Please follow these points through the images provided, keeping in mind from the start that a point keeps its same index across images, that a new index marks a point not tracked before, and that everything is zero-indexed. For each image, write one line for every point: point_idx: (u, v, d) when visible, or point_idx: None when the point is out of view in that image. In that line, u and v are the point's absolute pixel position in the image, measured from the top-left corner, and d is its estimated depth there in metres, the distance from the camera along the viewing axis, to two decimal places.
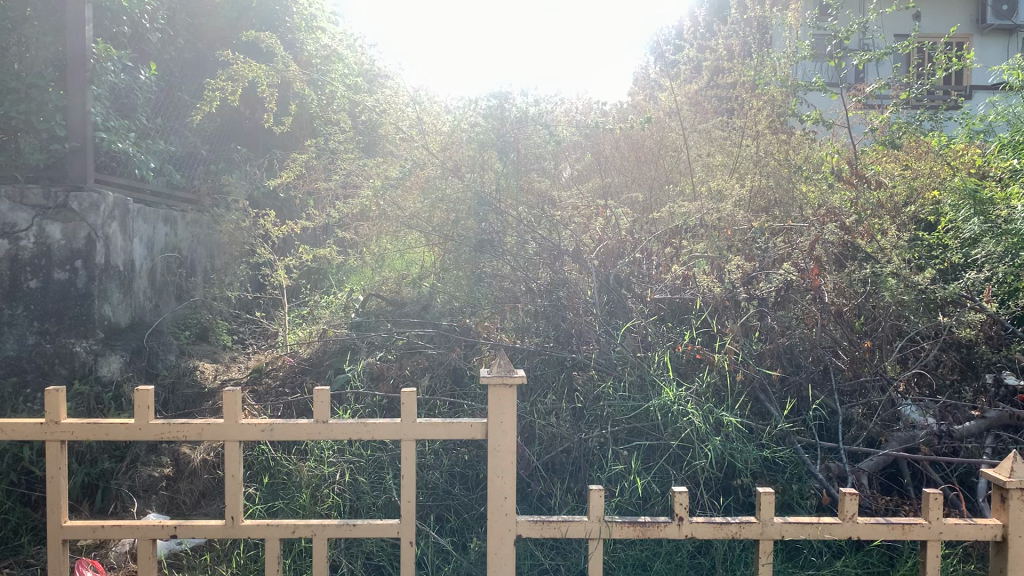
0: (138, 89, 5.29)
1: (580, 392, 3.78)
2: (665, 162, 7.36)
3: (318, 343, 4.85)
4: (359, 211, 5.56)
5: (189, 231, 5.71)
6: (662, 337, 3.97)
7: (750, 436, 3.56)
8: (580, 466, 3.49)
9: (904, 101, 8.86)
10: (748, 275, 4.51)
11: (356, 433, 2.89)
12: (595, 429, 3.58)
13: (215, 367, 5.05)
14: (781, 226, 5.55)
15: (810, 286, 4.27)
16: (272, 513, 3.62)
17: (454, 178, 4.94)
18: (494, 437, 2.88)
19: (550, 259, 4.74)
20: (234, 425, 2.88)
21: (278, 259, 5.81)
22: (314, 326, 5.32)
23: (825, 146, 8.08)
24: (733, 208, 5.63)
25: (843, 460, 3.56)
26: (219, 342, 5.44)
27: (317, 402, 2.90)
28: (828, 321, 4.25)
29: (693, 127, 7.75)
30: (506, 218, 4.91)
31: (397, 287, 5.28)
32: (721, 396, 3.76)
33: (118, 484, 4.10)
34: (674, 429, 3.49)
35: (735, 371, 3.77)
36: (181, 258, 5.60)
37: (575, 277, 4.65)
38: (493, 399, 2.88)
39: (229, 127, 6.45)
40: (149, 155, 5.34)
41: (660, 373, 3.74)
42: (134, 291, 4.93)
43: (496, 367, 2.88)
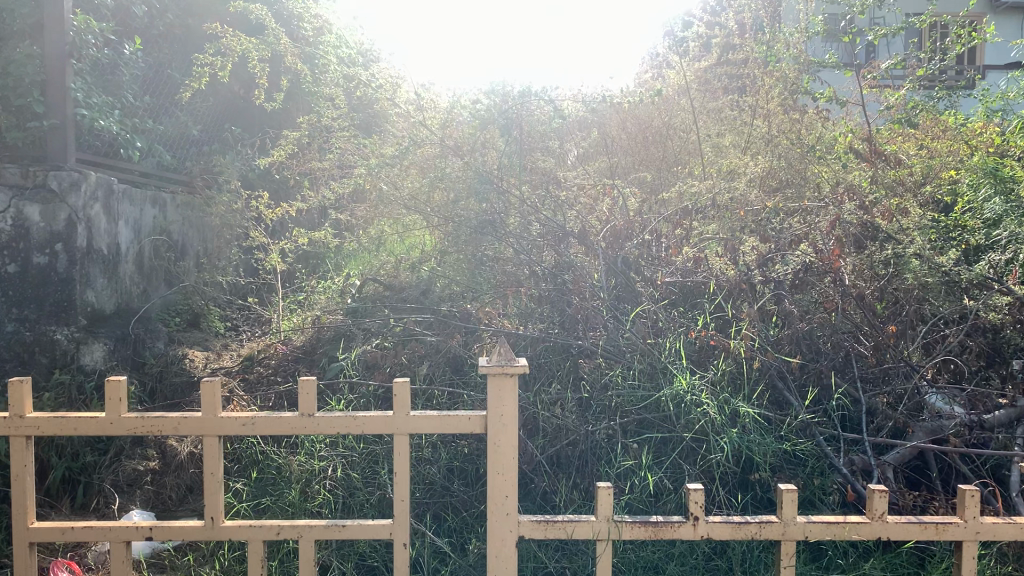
0: (123, 65, 5.06)
1: (587, 382, 3.56)
2: (673, 142, 7.12)
3: (311, 329, 4.63)
4: (355, 191, 5.33)
5: (178, 214, 5.49)
6: (673, 323, 3.74)
7: (768, 427, 3.33)
8: (587, 460, 3.28)
9: (921, 78, 8.56)
10: (763, 257, 4.29)
11: (345, 427, 2.69)
12: (603, 420, 3.36)
13: (205, 355, 4.84)
14: (796, 207, 5.30)
15: (830, 268, 4.03)
16: (260, 511, 3.41)
17: (454, 158, 4.73)
18: (494, 431, 2.67)
19: (555, 241, 4.51)
20: (213, 418, 2.67)
21: (272, 243, 5.58)
22: (308, 312, 5.09)
23: (840, 125, 7.80)
24: (746, 189, 5.38)
25: (867, 453, 3.34)
26: (211, 329, 5.23)
27: (301, 393, 2.68)
28: (850, 305, 4.01)
29: (703, 105, 7.48)
30: (509, 198, 4.67)
31: (395, 271, 5.05)
32: (737, 385, 3.53)
33: (102, 478, 3.90)
34: (687, 420, 3.26)
35: (752, 358, 3.54)
36: (171, 242, 5.38)
37: (581, 260, 4.42)
38: (492, 389, 2.66)
39: (222, 106, 6.22)
40: (134, 134, 5.12)
41: (671, 361, 3.52)
42: (120, 276, 4.72)
43: (496, 355, 2.68)
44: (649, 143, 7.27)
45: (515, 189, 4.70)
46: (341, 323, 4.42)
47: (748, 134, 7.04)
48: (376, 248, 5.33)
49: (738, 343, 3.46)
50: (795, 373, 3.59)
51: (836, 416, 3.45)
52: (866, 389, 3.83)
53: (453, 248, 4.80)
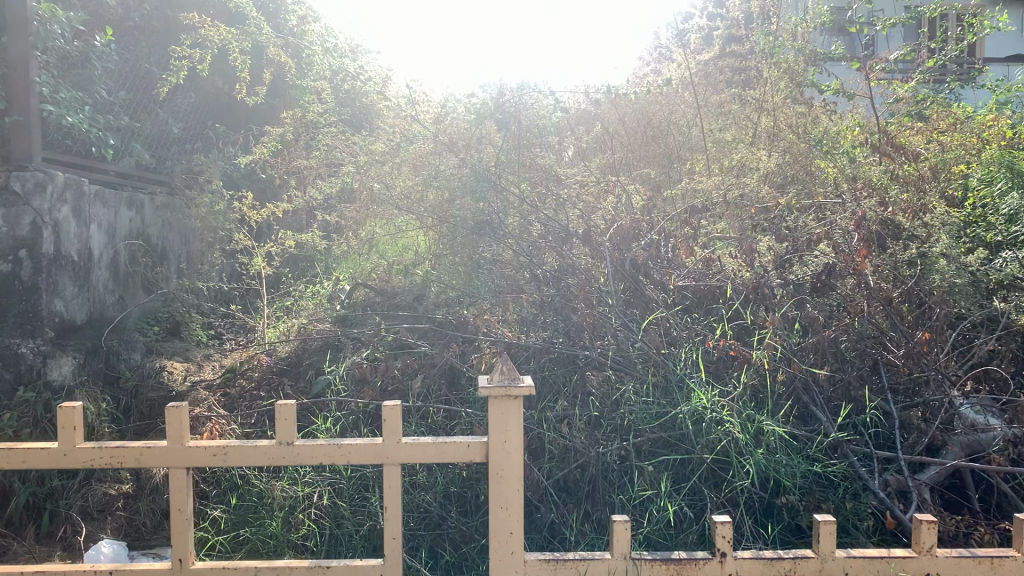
0: (94, 57, 4.75)
1: (596, 397, 3.27)
2: (677, 137, 6.84)
3: (297, 339, 4.33)
4: (344, 190, 5.02)
5: (157, 217, 5.18)
6: (688, 331, 3.45)
7: (796, 446, 3.05)
8: (597, 485, 2.99)
9: (931, 69, 8.26)
10: (781, 259, 3.99)
11: (329, 457, 2.39)
12: (614, 441, 3.07)
13: (186, 367, 4.54)
14: (810, 204, 5.02)
15: (855, 269, 3.75)
16: (240, 543, 3.12)
17: (449, 156, 4.45)
18: (496, 459, 2.37)
19: (558, 242, 4.21)
20: (179, 448, 2.37)
21: (257, 246, 5.29)
22: (294, 319, 4.80)
23: (847, 119, 7.52)
24: (757, 186, 5.10)
25: (904, 473, 3.05)
26: (193, 339, 4.93)
27: (279, 419, 2.39)
28: (876, 309, 3.73)
29: (706, 99, 7.20)
30: (507, 197, 4.38)
31: (386, 276, 4.75)
32: (760, 399, 3.25)
33: (69, 504, 3.58)
34: (708, 441, 2.98)
35: (775, 370, 3.25)
36: (150, 246, 5.08)
37: (586, 263, 4.13)
38: (494, 414, 2.36)
39: (204, 103, 5.92)
40: (107, 132, 4.82)
41: (688, 374, 3.23)
42: (92, 283, 4.41)
43: (497, 374, 2.38)
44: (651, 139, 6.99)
45: (514, 189, 4.41)
46: (329, 333, 4.12)
47: (755, 128, 6.75)
48: (366, 251, 5.03)
49: (760, 353, 3.17)
50: (821, 385, 3.31)
51: (867, 432, 3.17)
52: (896, 401, 3.54)
53: (448, 251, 4.51)
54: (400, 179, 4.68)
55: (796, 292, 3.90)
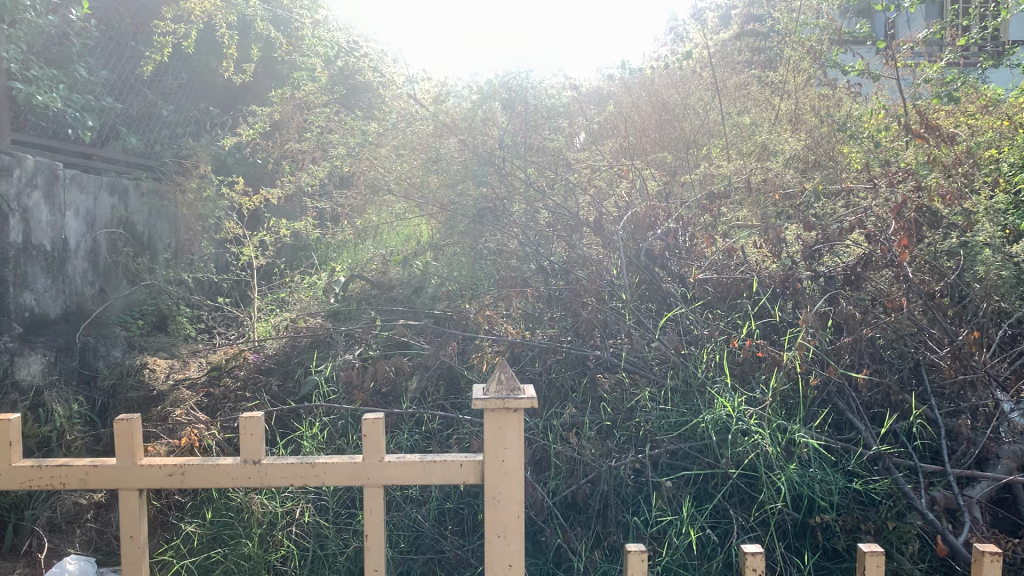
0: (72, 33, 4.47)
1: (608, 403, 2.96)
2: (694, 120, 6.49)
3: (286, 335, 4.04)
4: (338, 175, 4.71)
5: (142, 204, 4.89)
6: (710, 330, 3.13)
7: (832, 460, 2.73)
8: (609, 504, 2.68)
9: (962, 48, 7.84)
10: (811, 249, 3.66)
11: (302, 478, 2.09)
12: (628, 454, 2.76)
13: (169, 364, 4.26)
14: (838, 190, 4.67)
15: (893, 261, 3.41)
16: (214, 564, 2.82)
17: (450, 137, 4.13)
18: (492, 483, 2.06)
19: (567, 231, 3.89)
20: (131, 467, 2.07)
21: (248, 234, 4.99)
22: (286, 312, 4.50)
23: (873, 101, 7.14)
24: (781, 171, 4.75)
25: (954, 490, 2.72)
26: (181, 333, 4.64)
27: (244, 433, 2.09)
28: (916, 305, 3.39)
29: (724, 80, 6.84)
30: (512, 183, 4.06)
31: (383, 267, 4.44)
32: (791, 406, 2.93)
33: (35, 516, 3.29)
34: (733, 454, 2.66)
35: (808, 373, 2.92)
36: (134, 235, 4.79)
37: (598, 254, 3.81)
38: (490, 429, 2.05)
39: (195, 83, 5.61)
40: (86, 113, 4.54)
41: (711, 378, 2.91)
42: (68, 275, 4.16)
43: (494, 383, 2.06)
44: (666, 121, 6.65)
45: (518, 173, 4.09)
46: (319, 329, 3.83)
47: (776, 110, 6.38)
48: (362, 240, 4.72)
49: (792, 355, 2.85)
50: (858, 389, 2.99)
51: (911, 443, 2.84)
52: (939, 406, 3.21)
53: (449, 241, 4.19)
54: (397, 163, 4.36)
55: (827, 286, 3.57)
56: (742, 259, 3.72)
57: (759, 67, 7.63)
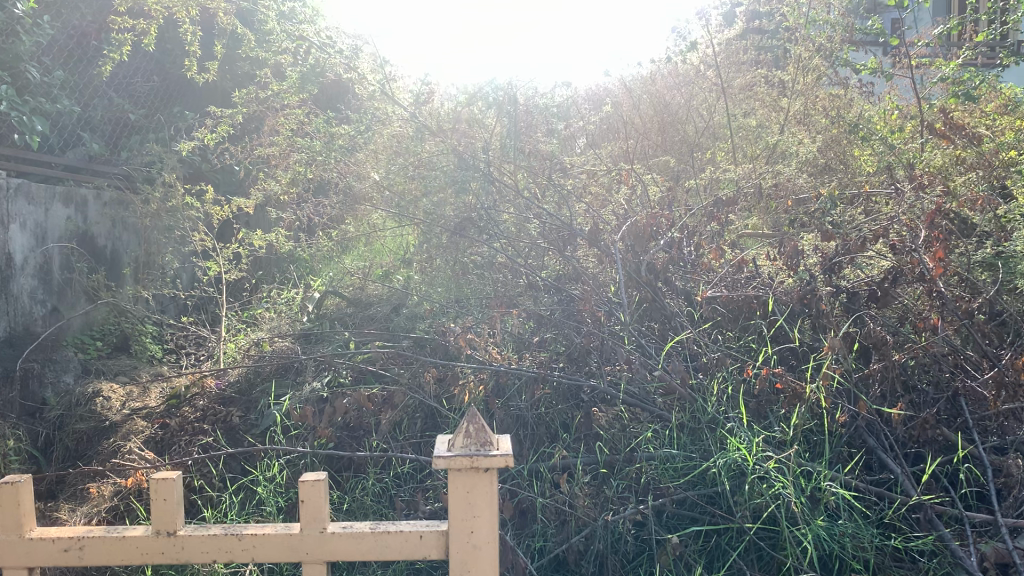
0: (22, 29, 4.14)
1: (604, 442, 2.60)
2: (698, 122, 6.15)
3: (252, 359, 3.69)
4: (313, 183, 4.35)
5: (103, 214, 4.55)
6: (719, 356, 2.77)
7: (864, 511, 2.36)
8: (605, 566, 2.33)
9: (979, 44, 7.45)
10: (831, 262, 3.28)
11: (225, 553, 1.73)
12: (627, 504, 2.41)
13: (127, 390, 3.92)
14: (856, 196, 4.31)
15: (925, 275, 3.03)
16: None
17: (431, 138, 3.78)
18: (459, 559, 1.70)
19: (560, 243, 3.52)
20: (17, 541, 1.73)
21: (219, 247, 4.64)
22: (256, 331, 4.15)
23: (887, 100, 6.75)
24: (793, 175, 4.39)
25: (1009, 546, 2.34)
26: (145, 355, 4.34)
27: (155, 498, 1.73)
28: (952, 324, 3.01)
29: (729, 79, 6.47)
30: (498, 190, 3.71)
31: (360, 282, 4.09)
32: (815, 445, 2.56)
33: None
34: (749, 505, 2.30)
35: (835, 407, 2.55)
36: (94, 249, 4.48)
37: (594, 267, 3.44)
38: (455, 492, 1.68)
39: (166, 84, 5.26)
40: (37, 118, 4.23)
41: (722, 413, 2.54)
42: (10, 293, 3.91)
43: (461, 436, 1.69)
44: (669, 123, 6.30)
45: (506, 179, 3.73)
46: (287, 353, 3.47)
47: (785, 110, 6.01)
48: (339, 252, 4.35)
49: (816, 387, 2.46)
50: (891, 424, 2.61)
51: (956, 488, 2.46)
52: (982, 441, 2.82)
53: (432, 255, 3.84)
54: (375, 169, 4.01)
55: (849, 303, 3.20)
56: (754, 274, 3.35)
57: (766, 65, 7.26)
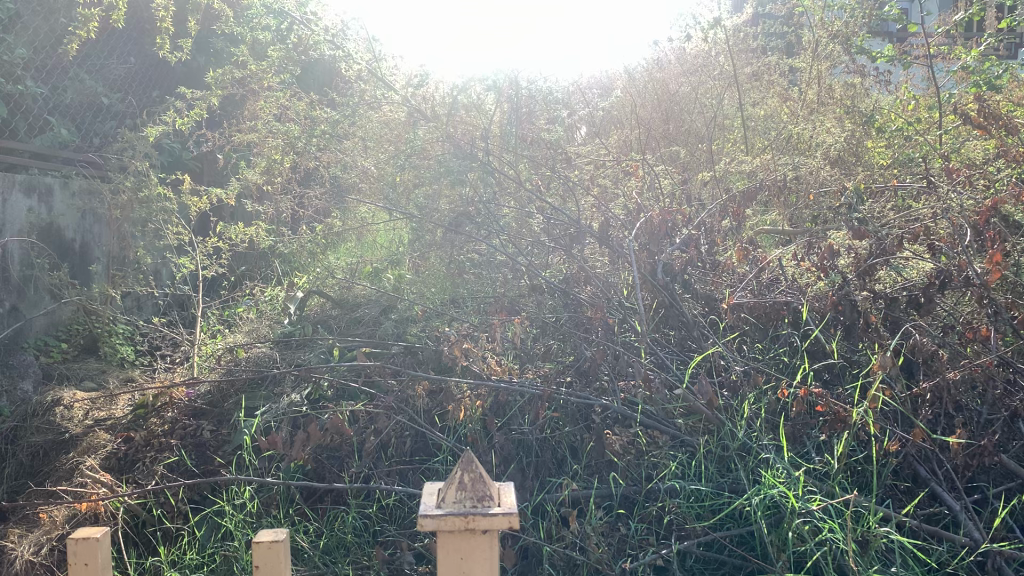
0: None
1: (619, 472, 2.29)
2: (707, 111, 5.79)
3: (228, 366, 3.36)
4: (296, 172, 4.01)
5: (70, 205, 4.22)
6: (748, 373, 2.45)
7: (921, 556, 2.05)
8: None
9: (999, 31, 7.09)
10: (866, 264, 2.96)
11: None
12: (647, 546, 2.09)
13: (92, 398, 3.59)
14: (882, 191, 3.98)
15: (975, 280, 2.71)
16: None
17: (424, 124, 3.45)
18: None
19: (565, 242, 3.20)
20: None
21: (196, 241, 4.31)
22: (233, 334, 3.82)
23: (905, 89, 6.40)
24: (814, 168, 4.06)
25: None
26: (115, 358, 4.02)
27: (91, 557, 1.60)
28: (1005, 335, 2.69)
29: (739, 65, 6.12)
30: (498, 181, 3.38)
31: (346, 281, 3.76)
32: (860, 476, 2.25)
33: None
34: (790, 551, 1.99)
35: (882, 433, 2.23)
36: (58, 242, 4.15)
37: (603, 269, 3.12)
38: (446, 558, 1.36)
39: (141, 67, 4.92)
40: None
41: (755, 440, 2.23)
42: None
43: (450, 489, 1.37)
44: (675, 112, 5.95)
45: (507, 169, 3.40)
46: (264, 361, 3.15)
47: (800, 99, 5.67)
48: (324, 248, 4.02)
49: (863, 411, 2.15)
50: (945, 452, 2.30)
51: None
52: None
53: (424, 252, 3.51)
54: (363, 157, 3.68)
55: (888, 311, 2.88)
56: (781, 277, 3.03)
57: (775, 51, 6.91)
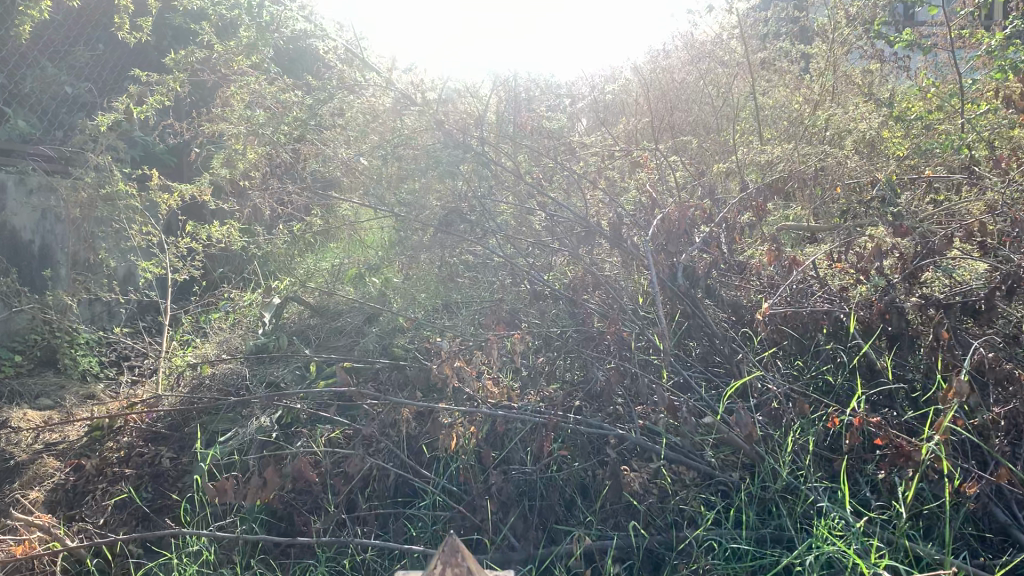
0: None
1: (640, 519, 1.93)
2: (716, 98, 5.39)
3: (193, 385, 3.00)
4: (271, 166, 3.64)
5: (26, 203, 3.84)
6: (789, 397, 2.09)
7: None
8: None
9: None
10: (915, 266, 2.59)
11: None
12: None
13: (43, 419, 3.23)
14: (917, 182, 3.60)
15: None
16: None
17: (411, 111, 3.08)
18: None
19: (571, 242, 2.83)
20: None
21: (165, 242, 3.94)
22: (202, 345, 3.46)
23: (926, 75, 6.00)
24: (841, 157, 3.68)
25: None
26: (75, 371, 3.66)
27: None
28: None
29: (750, 50, 5.72)
30: (495, 174, 3.01)
31: (326, 286, 3.39)
32: (928, 522, 1.89)
33: None
34: None
35: (955, 471, 1.87)
36: (11, 245, 3.77)
37: (614, 272, 2.76)
38: None
39: (109, 54, 4.54)
40: None
41: (801, 481, 1.88)
42: None
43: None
44: (682, 101, 5.56)
45: (504, 161, 3.03)
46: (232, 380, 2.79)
47: (817, 85, 5.28)
48: (303, 250, 3.65)
49: (935, 446, 1.79)
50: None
51: None
52: None
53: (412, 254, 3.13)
54: (344, 149, 3.30)
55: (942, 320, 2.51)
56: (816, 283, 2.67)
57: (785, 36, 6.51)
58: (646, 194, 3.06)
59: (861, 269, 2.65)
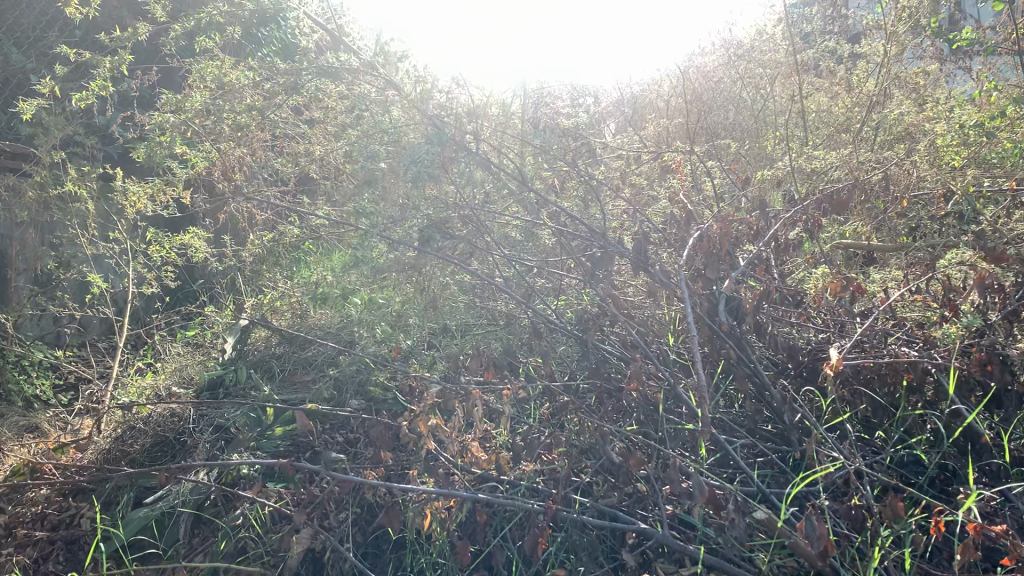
0: None
1: None
2: (756, 100, 4.83)
3: (128, 427, 2.49)
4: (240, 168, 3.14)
5: None
6: (867, 487, 1.56)
7: None
8: None
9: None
10: (1016, 302, 2.05)
11: None
12: None
13: None
14: (998, 196, 3.04)
15: None
16: None
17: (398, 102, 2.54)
18: None
19: (584, 266, 2.32)
20: None
21: (127, 252, 3.45)
22: (158, 372, 2.97)
23: (987, 78, 5.39)
24: (907, 164, 3.12)
25: None
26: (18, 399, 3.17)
27: None
28: None
29: (793, 49, 5.15)
30: (496, 181, 2.49)
31: (300, 308, 2.90)
32: None
33: None
34: None
35: None
36: None
37: (638, 302, 2.23)
38: None
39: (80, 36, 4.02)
40: None
41: None
42: None
43: None
44: (717, 104, 5.00)
45: (507, 165, 2.52)
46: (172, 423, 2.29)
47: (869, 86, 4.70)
48: (276, 265, 3.17)
49: None
50: None
51: None
52: None
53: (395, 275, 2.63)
54: (324, 146, 2.80)
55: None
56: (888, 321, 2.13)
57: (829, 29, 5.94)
58: (677, 206, 2.54)
59: (944, 303, 2.13)
